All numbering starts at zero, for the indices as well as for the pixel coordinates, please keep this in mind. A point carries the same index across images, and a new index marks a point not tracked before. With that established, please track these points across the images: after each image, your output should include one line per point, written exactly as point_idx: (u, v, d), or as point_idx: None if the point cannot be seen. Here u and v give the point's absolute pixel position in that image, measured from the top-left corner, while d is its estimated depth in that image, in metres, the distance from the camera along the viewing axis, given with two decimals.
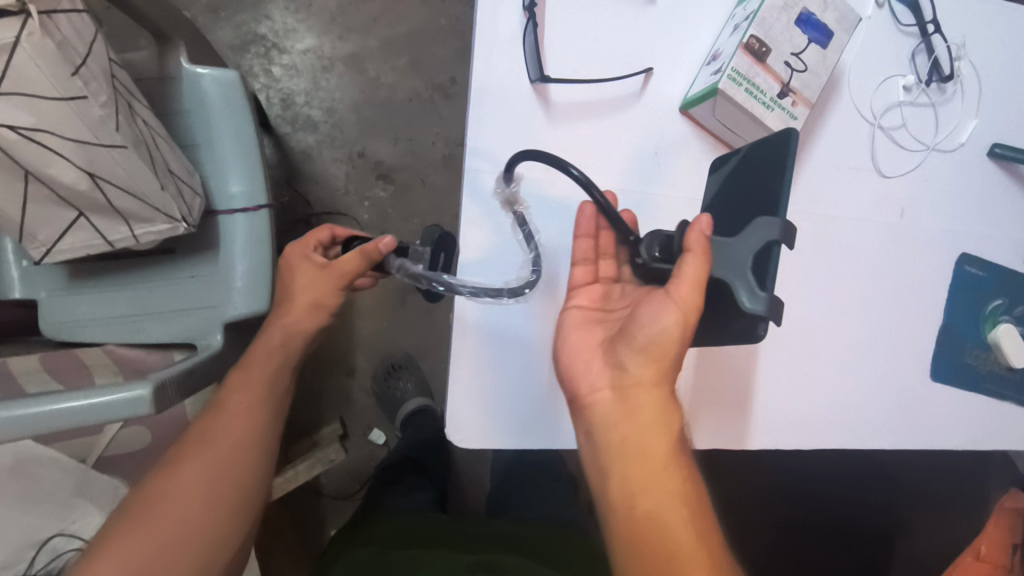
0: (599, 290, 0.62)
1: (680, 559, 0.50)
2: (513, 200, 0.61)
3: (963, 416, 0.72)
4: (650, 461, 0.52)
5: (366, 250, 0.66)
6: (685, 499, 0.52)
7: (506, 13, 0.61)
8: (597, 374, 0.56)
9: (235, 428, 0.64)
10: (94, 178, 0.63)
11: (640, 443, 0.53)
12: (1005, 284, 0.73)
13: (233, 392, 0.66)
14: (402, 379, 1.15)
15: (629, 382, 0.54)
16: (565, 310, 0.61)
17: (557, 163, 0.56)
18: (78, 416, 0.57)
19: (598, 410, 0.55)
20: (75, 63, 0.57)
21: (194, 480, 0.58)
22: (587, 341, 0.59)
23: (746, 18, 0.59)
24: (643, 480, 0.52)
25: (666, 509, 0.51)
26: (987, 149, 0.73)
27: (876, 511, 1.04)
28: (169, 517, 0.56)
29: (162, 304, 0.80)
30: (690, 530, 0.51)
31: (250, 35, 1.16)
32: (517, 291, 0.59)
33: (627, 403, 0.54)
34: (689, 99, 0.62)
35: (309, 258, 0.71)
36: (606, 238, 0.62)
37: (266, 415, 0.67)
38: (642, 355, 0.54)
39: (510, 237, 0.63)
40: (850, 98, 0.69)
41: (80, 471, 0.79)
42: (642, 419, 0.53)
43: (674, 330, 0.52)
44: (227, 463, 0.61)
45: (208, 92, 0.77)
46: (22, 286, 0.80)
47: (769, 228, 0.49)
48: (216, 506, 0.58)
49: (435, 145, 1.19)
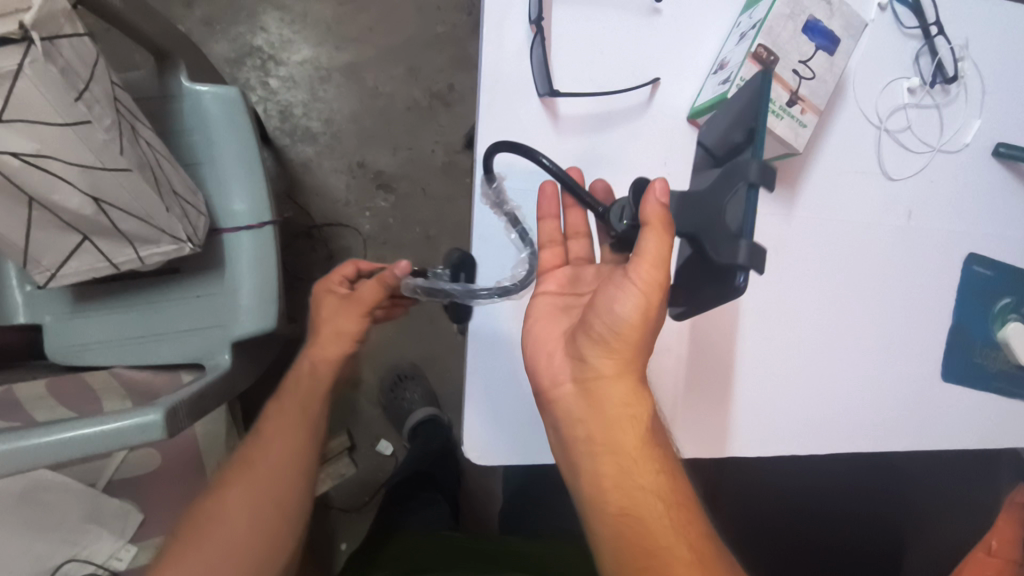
0: (567, 273, 0.62)
1: (658, 554, 0.52)
2: (501, 200, 0.61)
3: (976, 415, 0.72)
4: (619, 458, 0.55)
5: (385, 279, 0.67)
6: (661, 494, 0.54)
7: (512, 27, 0.61)
8: (559, 365, 0.57)
9: (275, 452, 0.66)
10: (99, 202, 0.62)
11: (608, 439, 0.55)
12: (1012, 282, 0.74)
13: (271, 419, 0.69)
14: (408, 390, 1.14)
15: (590, 374, 0.56)
16: (535, 296, 0.62)
17: (528, 153, 0.55)
18: (91, 444, 0.57)
19: (564, 404, 0.57)
20: (78, 88, 0.57)
21: (238, 503, 0.62)
22: (554, 330, 0.60)
23: (753, 27, 0.59)
24: (616, 476, 0.55)
25: (642, 506, 0.54)
26: (992, 149, 0.73)
27: (886, 509, 1.05)
28: (218, 538, 0.60)
29: (168, 325, 0.79)
30: (668, 523, 0.54)
31: (246, 47, 1.15)
32: (507, 292, 0.60)
33: (591, 397, 0.56)
34: (697, 108, 0.61)
35: (334, 290, 0.73)
36: (576, 216, 0.63)
37: (305, 438, 0.68)
38: (601, 347, 0.54)
39: (503, 237, 0.63)
40: (855, 102, 0.69)
41: (92, 495, 0.79)
42: (607, 411, 0.55)
43: (633, 316, 0.51)
44: (267, 485, 0.64)
45: (209, 109, 0.77)
46: (27, 311, 0.79)
47: (746, 168, 0.44)
48: (260, 527, 0.61)
49: (435, 153, 1.18)
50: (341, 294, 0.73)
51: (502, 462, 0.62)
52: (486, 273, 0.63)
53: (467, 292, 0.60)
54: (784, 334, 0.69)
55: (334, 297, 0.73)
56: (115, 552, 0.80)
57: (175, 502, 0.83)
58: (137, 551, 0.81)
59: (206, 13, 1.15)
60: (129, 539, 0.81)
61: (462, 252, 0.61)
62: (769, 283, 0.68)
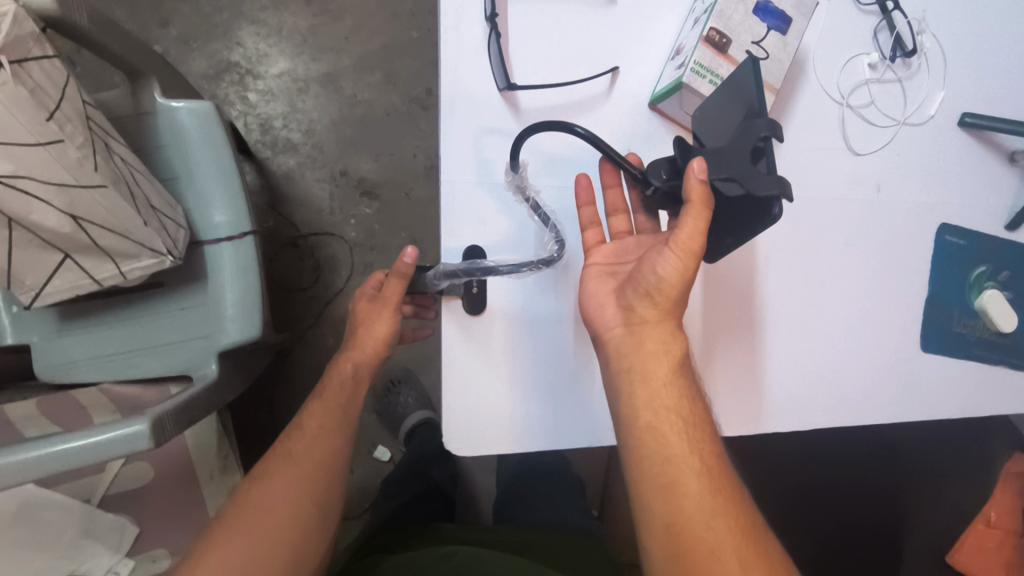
0: (613, 246, 0.62)
1: (671, 462, 0.53)
2: (523, 186, 0.60)
3: (958, 383, 0.73)
4: (651, 384, 0.56)
5: (399, 271, 0.67)
6: (682, 413, 0.55)
7: (469, 25, 0.62)
8: (611, 314, 0.59)
9: (316, 448, 0.65)
10: (77, 220, 0.63)
11: (643, 369, 0.56)
12: (986, 250, 0.74)
13: (312, 416, 0.68)
14: (402, 394, 1.16)
15: (637, 320, 0.57)
16: (585, 268, 0.62)
17: (561, 127, 0.56)
18: (79, 456, 0.57)
19: (614, 348, 0.58)
20: (48, 108, 0.57)
21: (283, 494, 0.60)
22: (606, 290, 0.60)
23: (705, 11, 0.61)
24: (646, 396, 0.56)
25: (662, 421, 0.55)
26: (958, 119, 0.74)
27: (882, 493, 1.04)
28: (261, 524, 0.57)
29: (155, 339, 0.80)
30: (685, 439, 0.54)
31: (224, 63, 1.17)
32: (551, 261, 0.60)
33: (635, 339, 0.57)
34: (656, 95, 0.63)
35: (365, 292, 0.74)
36: (614, 194, 0.63)
37: (341, 437, 0.67)
38: (647, 299, 0.57)
39: (528, 221, 0.63)
40: (816, 81, 0.70)
41: (86, 510, 0.80)
42: (646, 350, 0.57)
43: (674, 277, 0.54)
44: (312, 478, 0.62)
45: (184, 124, 0.78)
46: (14, 331, 0.81)
47: (758, 127, 0.51)
48: (301, 518, 0.60)
49: (416, 157, 1.19)
50: (370, 294, 0.74)
51: (481, 452, 0.62)
52: (506, 248, 0.63)
53: (502, 266, 0.60)
54: (762, 311, 0.69)
55: (363, 299, 0.74)
56: (113, 566, 0.79)
57: (173, 512, 0.84)
58: (136, 564, 0.81)
59: (182, 32, 1.16)
60: (125, 553, 0.81)
61: (472, 244, 0.62)
62: (737, 259, 0.69)
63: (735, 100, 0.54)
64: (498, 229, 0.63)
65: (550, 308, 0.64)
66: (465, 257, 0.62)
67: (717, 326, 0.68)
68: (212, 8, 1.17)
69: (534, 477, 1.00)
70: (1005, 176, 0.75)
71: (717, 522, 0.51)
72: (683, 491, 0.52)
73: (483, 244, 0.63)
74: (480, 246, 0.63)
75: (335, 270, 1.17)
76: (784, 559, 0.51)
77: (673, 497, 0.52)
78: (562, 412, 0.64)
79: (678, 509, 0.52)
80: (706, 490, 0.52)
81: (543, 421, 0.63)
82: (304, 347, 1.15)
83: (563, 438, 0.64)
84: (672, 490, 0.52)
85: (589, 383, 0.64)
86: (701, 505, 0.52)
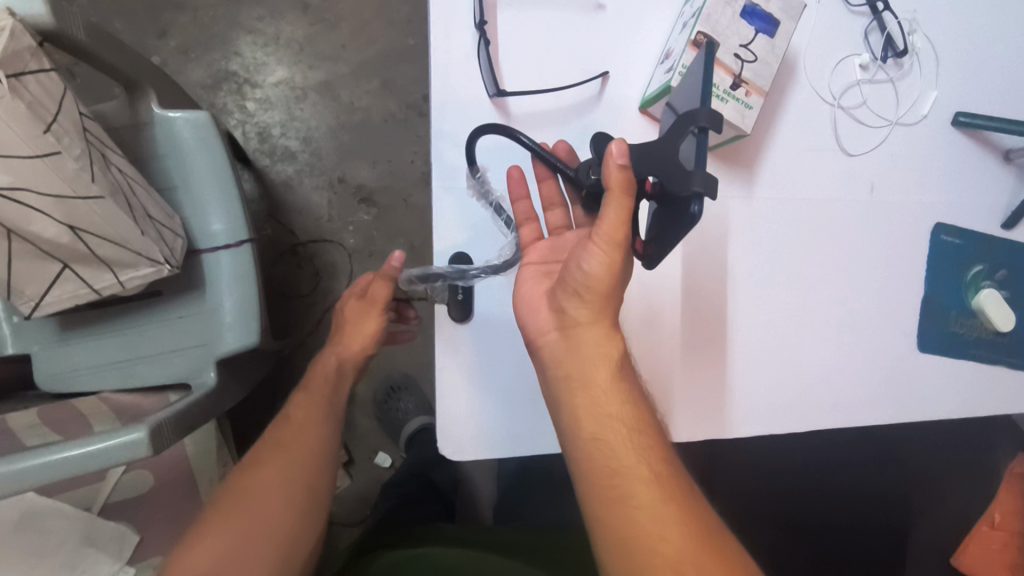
0: (547, 246, 0.61)
1: (622, 473, 0.53)
2: (484, 190, 0.63)
3: (957, 383, 0.72)
4: (592, 392, 0.55)
5: (384, 271, 0.71)
6: (626, 421, 0.54)
7: (459, 32, 0.63)
8: (544, 317, 0.57)
9: (306, 437, 0.65)
10: (75, 230, 0.64)
11: (584, 377, 0.55)
12: (982, 249, 0.74)
13: (298, 407, 0.68)
14: (402, 400, 1.15)
15: (570, 324, 0.56)
16: (522, 266, 0.61)
17: (508, 133, 0.57)
18: (78, 464, 0.58)
19: (549, 354, 0.57)
20: (46, 120, 0.58)
21: (274, 483, 0.59)
22: (540, 292, 0.59)
23: (693, 16, 0.61)
24: (587, 406, 0.55)
25: (608, 432, 0.54)
26: (952, 119, 0.73)
27: (889, 498, 1.02)
28: (255, 513, 0.57)
29: (154, 348, 0.81)
30: (632, 447, 0.54)
31: (222, 72, 1.18)
32: (498, 268, 0.62)
33: (571, 344, 0.56)
34: (646, 99, 0.63)
35: (353, 293, 0.75)
36: (549, 187, 0.62)
37: (330, 428, 0.67)
38: (578, 298, 0.55)
39: (490, 224, 0.63)
40: (808, 82, 0.70)
41: (87, 520, 0.80)
42: (586, 356, 0.55)
43: (601, 271, 0.52)
44: (303, 466, 0.62)
45: (181, 134, 0.78)
46: (15, 342, 0.81)
47: (695, 116, 0.49)
48: (297, 505, 0.59)
49: (413, 163, 1.20)
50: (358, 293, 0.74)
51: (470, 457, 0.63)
52: (480, 254, 0.64)
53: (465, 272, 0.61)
54: (755, 313, 0.69)
55: (352, 298, 0.74)
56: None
57: (174, 519, 0.85)
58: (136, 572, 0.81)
59: (180, 42, 1.17)
60: (126, 561, 0.81)
61: (456, 249, 0.63)
62: (726, 258, 0.69)
63: (692, 93, 0.52)
64: (489, 235, 0.63)
65: None
66: (452, 261, 0.63)
67: (706, 326, 0.68)
68: (209, 18, 1.18)
69: (534, 480, 1.00)
70: (1001, 175, 0.75)
71: (671, 533, 0.50)
72: (632, 503, 0.52)
73: (475, 248, 0.63)
74: (468, 253, 0.63)
75: (333, 277, 1.18)
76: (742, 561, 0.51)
77: (625, 510, 0.52)
78: None
79: (632, 522, 0.51)
80: (659, 500, 0.52)
81: (538, 424, 0.64)
82: (304, 353, 1.16)
83: (560, 442, 0.64)
84: (622, 503, 0.52)
85: None
86: (653, 516, 0.51)
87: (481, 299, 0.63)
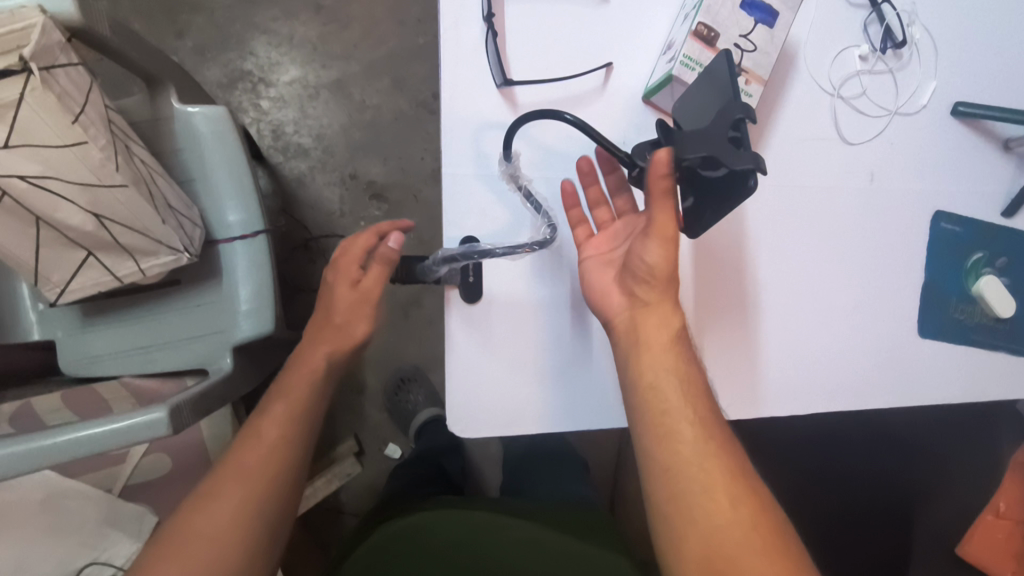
0: (604, 237, 0.65)
1: (670, 415, 0.56)
2: (516, 174, 0.63)
3: (956, 367, 0.74)
4: (652, 351, 0.58)
5: (383, 257, 0.67)
6: (681, 373, 0.58)
7: (468, 24, 0.65)
8: (616, 301, 0.61)
9: (266, 464, 0.60)
10: (99, 218, 0.67)
11: (643, 339, 0.59)
12: (982, 237, 0.75)
13: (267, 421, 0.63)
14: (412, 392, 1.17)
15: (640, 304, 0.60)
16: (582, 265, 0.64)
17: (551, 114, 0.58)
18: (99, 442, 0.60)
19: (623, 331, 0.60)
20: (74, 111, 0.61)
21: (226, 517, 0.56)
22: (607, 279, 0.63)
23: (694, 7, 0.63)
24: (648, 360, 0.58)
25: (663, 381, 0.57)
26: (952, 109, 0.75)
27: (892, 486, 1.03)
28: (202, 548, 0.54)
29: (172, 335, 0.84)
30: (682, 394, 0.57)
31: (237, 71, 1.21)
32: (544, 242, 0.62)
33: (637, 321, 0.59)
34: (649, 88, 0.66)
35: (349, 273, 0.68)
36: (595, 190, 0.66)
37: (294, 450, 0.63)
38: (645, 284, 0.59)
39: (522, 209, 0.65)
40: (808, 73, 0.72)
41: (109, 500, 0.83)
42: (649, 326, 0.59)
43: (660, 261, 0.57)
44: (259, 497, 0.58)
45: (199, 129, 0.81)
46: (42, 329, 0.85)
47: (732, 110, 0.54)
48: (246, 539, 0.56)
49: (423, 159, 1.23)
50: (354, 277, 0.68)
51: (479, 436, 0.65)
52: (501, 237, 0.65)
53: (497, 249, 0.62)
54: (758, 298, 0.71)
55: (344, 282, 0.68)
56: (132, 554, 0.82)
57: None
58: None
59: (198, 43, 1.21)
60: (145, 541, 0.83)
61: (467, 235, 0.65)
62: (732, 240, 0.70)
63: (716, 92, 0.56)
64: (497, 219, 0.65)
65: (550, 292, 0.66)
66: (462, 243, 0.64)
67: (710, 310, 0.70)
68: (225, 19, 1.21)
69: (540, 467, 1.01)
70: (1000, 163, 0.76)
71: (710, 465, 0.54)
72: (679, 439, 0.55)
73: (483, 231, 0.65)
74: (474, 237, 0.65)
75: None
76: (768, 500, 0.55)
77: (672, 446, 0.55)
78: (565, 396, 0.66)
79: (675, 455, 0.55)
80: (700, 437, 0.55)
81: (539, 408, 0.66)
82: None
83: (565, 422, 0.66)
84: (669, 440, 0.55)
85: (586, 366, 0.66)
86: (696, 452, 0.55)
87: (489, 285, 0.65)
